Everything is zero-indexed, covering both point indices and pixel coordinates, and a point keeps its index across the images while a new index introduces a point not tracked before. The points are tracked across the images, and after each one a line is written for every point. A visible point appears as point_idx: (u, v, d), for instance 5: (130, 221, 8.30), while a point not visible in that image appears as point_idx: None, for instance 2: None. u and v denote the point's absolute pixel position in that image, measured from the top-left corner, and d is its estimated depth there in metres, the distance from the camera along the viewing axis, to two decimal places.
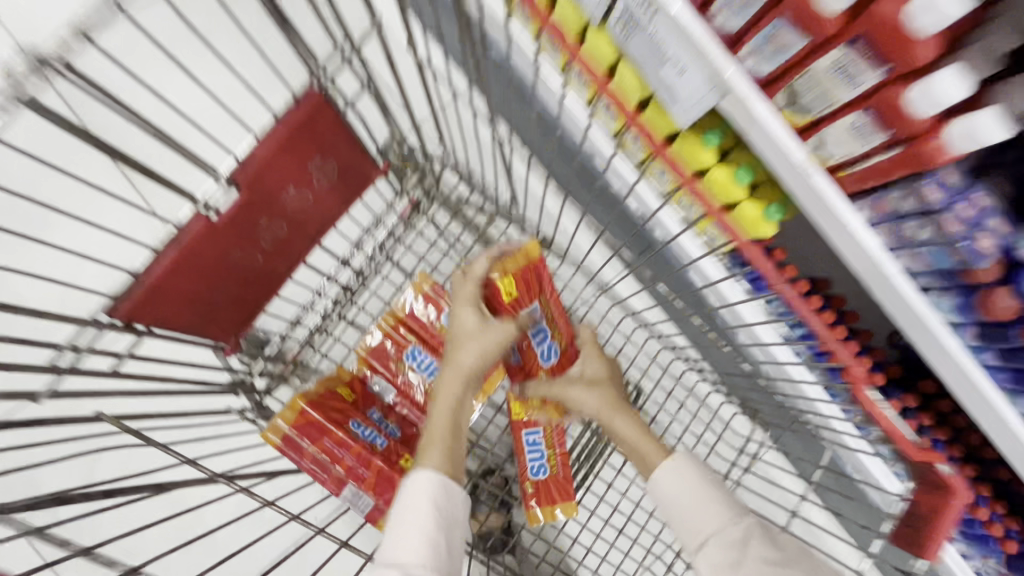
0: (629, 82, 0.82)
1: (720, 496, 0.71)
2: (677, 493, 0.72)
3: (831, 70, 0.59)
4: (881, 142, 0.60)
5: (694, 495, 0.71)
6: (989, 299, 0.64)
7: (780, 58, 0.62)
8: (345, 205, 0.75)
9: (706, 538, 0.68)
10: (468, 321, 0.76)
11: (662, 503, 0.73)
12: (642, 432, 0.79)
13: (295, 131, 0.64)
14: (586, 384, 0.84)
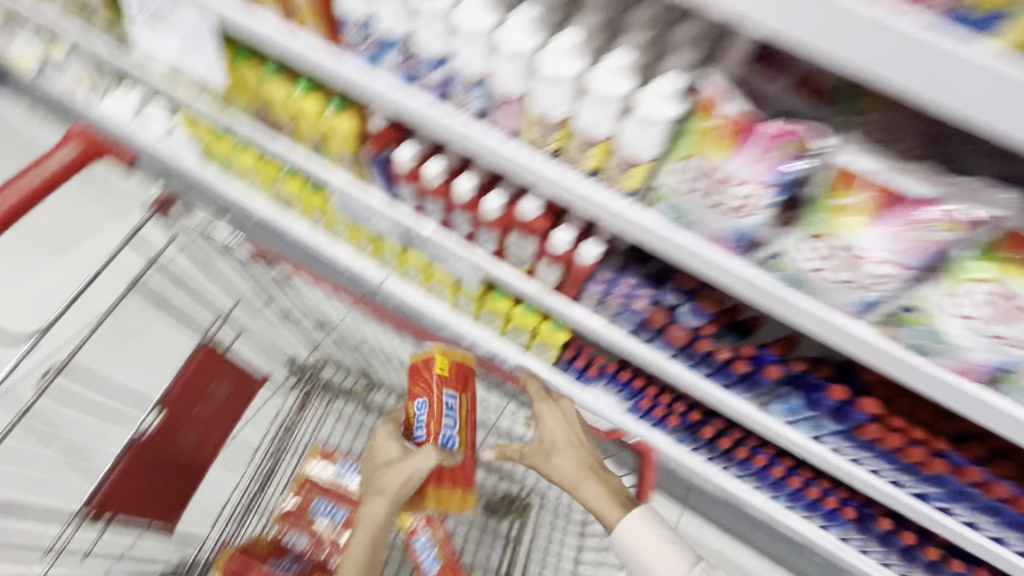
0: (442, 275, 1.31)
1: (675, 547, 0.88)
2: (649, 557, 0.87)
3: (516, 240, 1.01)
4: (559, 269, 1.00)
5: (661, 554, 0.87)
6: (672, 331, 1.01)
7: (493, 241, 1.06)
8: (241, 407, 1.05)
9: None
10: (379, 461, 0.94)
11: (631, 558, 0.88)
12: (613, 491, 0.94)
13: (198, 366, 0.96)
14: (556, 452, 0.99)
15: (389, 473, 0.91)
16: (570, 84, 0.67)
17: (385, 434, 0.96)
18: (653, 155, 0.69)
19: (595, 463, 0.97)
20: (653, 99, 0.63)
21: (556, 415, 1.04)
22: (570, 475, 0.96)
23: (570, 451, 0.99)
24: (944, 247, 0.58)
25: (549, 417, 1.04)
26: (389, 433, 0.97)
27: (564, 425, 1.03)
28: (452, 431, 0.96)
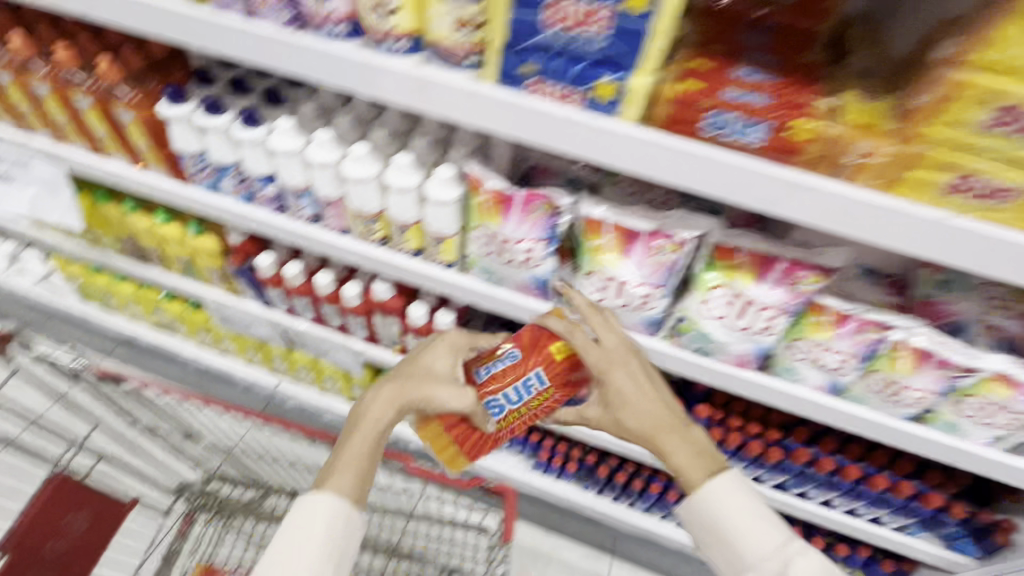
0: (330, 367, 1.35)
1: (768, 527, 0.65)
2: (727, 519, 0.65)
3: (381, 321, 1.10)
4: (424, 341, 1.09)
5: (741, 521, 0.65)
6: None
7: (363, 326, 1.14)
8: (104, 536, 1.10)
9: (749, 561, 0.64)
10: (406, 375, 0.74)
11: (700, 524, 0.68)
12: (700, 452, 0.69)
13: (49, 504, 1.00)
14: (626, 408, 0.71)
15: (372, 413, 0.68)
16: (374, 184, 0.80)
17: (435, 353, 0.78)
18: (454, 229, 0.82)
19: (672, 418, 0.70)
20: (438, 186, 0.77)
21: (614, 362, 0.72)
22: (644, 430, 0.70)
23: (642, 400, 0.71)
24: (676, 265, 0.73)
25: (604, 360, 0.72)
26: (417, 361, 0.76)
27: (638, 382, 0.72)
28: (511, 400, 0.76)
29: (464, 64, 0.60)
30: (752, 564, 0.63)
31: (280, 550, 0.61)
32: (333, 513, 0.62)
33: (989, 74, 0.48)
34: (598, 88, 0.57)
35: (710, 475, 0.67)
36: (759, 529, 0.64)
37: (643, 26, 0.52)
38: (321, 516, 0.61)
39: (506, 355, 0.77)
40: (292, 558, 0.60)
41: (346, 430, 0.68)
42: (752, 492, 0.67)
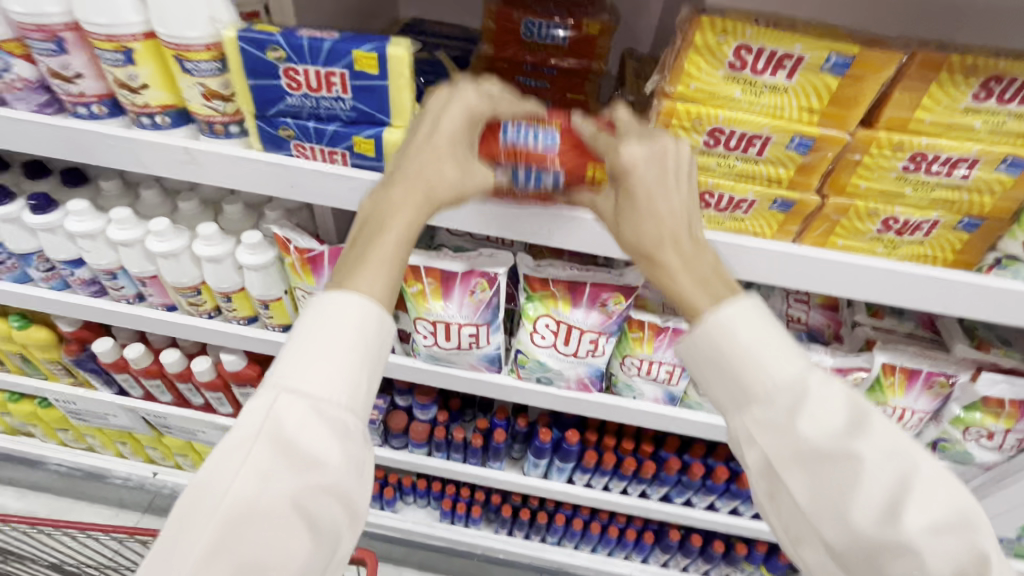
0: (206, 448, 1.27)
1: (785, 355, 0.46)
2: (737, 346, 0.46)
3: (242, 394, 1.05)
4: None
5: (754, 350, 0.46)
6: (413, 428, 1.08)
7: (225, 400, 1.08)
8: None
9: (748, 395, 0.46)
10: (415, 155, 0.52)
11: (699, 351, 0.48)
12: (709, 280, 0.49)
13: None
14: (627, 220, 0.52)
15: (373, 218, 0.50)
16: (185, 256, 0.77)
17: (451, 122, 0.52)
18: (279, 292, 0.80)
19: (698, 245, 0.51)
20: (246, 253, 0.75)
21: (645, 160, 0.51)
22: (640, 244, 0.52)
23: (661, 225, 0.51)
24: (493, 302, 0.74)
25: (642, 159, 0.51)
26: (441, 135, 0.51)
27: (677, 185, 0.51)
28: (518, 178, 0.57)
29: (227, 133, 0.60)
30: (757, 399, 0.46)
31: (291, 358, 0.44)
32: (364, 325, 0.45)
33: (690, 103, 0.53)
34: (357, 144, 0.58)
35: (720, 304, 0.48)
36: (774, 356, 0.45)
37: (382, 85, 0.54)
38: (345, 324, 0.45)
39: (526, 133, 0.55)
40: (311, 364, 0.44)
41: (364, 230, 0.50)
42: (774, 323, 0.47)
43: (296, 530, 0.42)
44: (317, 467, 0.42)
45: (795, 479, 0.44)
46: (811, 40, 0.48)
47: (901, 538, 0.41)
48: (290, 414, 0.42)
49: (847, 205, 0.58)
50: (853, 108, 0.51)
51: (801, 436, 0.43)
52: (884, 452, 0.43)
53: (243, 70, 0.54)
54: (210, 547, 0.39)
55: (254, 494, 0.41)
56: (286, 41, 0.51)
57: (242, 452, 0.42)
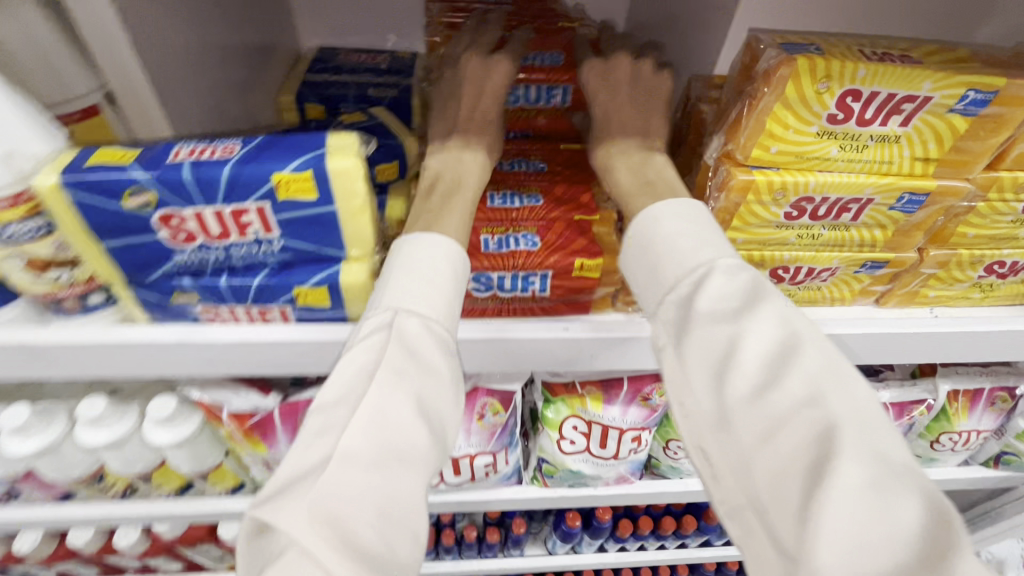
0: None
1: (695, 246, 0.38)
2: (658, 238, 0.39)
3: (190, 555, 0.82)
4: None
5: (666, 244, 0.39)
6: (415, 535, 0.89)
7: (167, 564, 0.84)
8: None
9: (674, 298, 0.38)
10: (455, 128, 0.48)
11: (635, 272, 0.40)
12: (646, 182, 0.44)
13: None
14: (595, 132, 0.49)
15: (437, 188, 0.44)
16: (66, 444, 0.55)
17: (496, 90, 0.48)
18: (217, 457, 0.60)
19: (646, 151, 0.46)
20: (158, 430, 0.54)
21: (601, 73, 0.49)
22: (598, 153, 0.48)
23: (624, 134, 0.47)
24: (510, 425, 0.58)
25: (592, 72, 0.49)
26: (491, 99, 0.48)
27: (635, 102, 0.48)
28: (530, 100, 0.52)
29: (86, 306, 0.38)
30: (665, 292, 0.38)
31: (398, 261, 0.38)
32: (456, 250, 0.39)
33: (770, 170, 0.38)
34: (300, 294, 0.38)
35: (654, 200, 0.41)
36: (684, 245, 0.38)
37: (327, 212, 0.35)
38: (445, 241, 0.39)
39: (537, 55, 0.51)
40: (416, 272, 0.38)
41: (430, 194, 0.44)
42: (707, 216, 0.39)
43: (420, 436, 0.34)
44: (436, 374, 0.36)
45: (686, 370, 0.36)
46: (943, 75, 0.34)
47: (771, 409, 0.32)
48: (406, 322, 0.36)
49: (950, 258, 0.46)
50: (980, 152, 0.38)
51: (692, 315, 0.36)
52: (773, 332, 0.34)
53: (88, 228, 0.33)
54: (360, 429, 0.32)
55: (390, 393, 0.33)
56: (152, 176, 0.31)
57: (363, 346, 0.35)
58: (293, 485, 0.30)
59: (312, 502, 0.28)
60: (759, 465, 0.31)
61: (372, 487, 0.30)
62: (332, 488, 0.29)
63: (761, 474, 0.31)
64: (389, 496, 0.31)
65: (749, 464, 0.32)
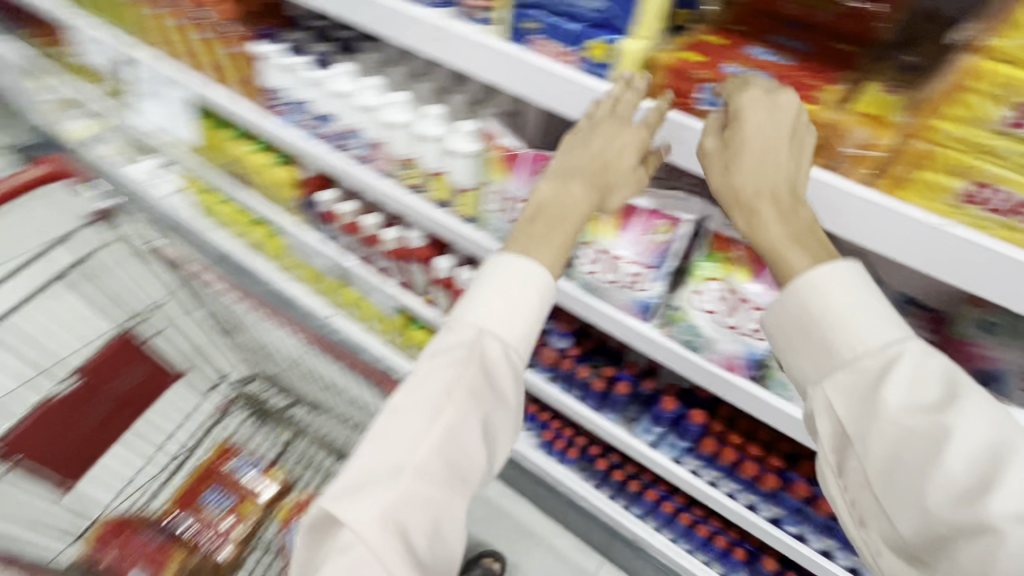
0: (372, 311, 1.45)
1: (848, 319, 0.48)
2: (824, 307, 0.48)
3: (414, 271, 1.18)
4: (448, 294, 1.14)
5: (834, 314, 0.48)
6: (544, 350, 1.12)
7: (399, 270, 1.23)
8: None
9: (842, 357, 0.48)
10: (580, 167, 0.62)
11: (785, 327, 0.52)
12: (804, 232, 0.51)
13: None
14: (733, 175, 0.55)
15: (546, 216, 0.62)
16: (403, 129, 0.88)
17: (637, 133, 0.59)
18: (473, 181, 0.86)
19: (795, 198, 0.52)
20: (462, 137, 0.83)
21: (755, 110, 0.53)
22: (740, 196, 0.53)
23: (775, 176, 0.52)
24: (668, 244, 0.75)
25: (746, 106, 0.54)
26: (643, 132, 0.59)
27: (783, 144, 0.52)
28: None
29: (479, 20, 0.67)
30: (841, 362, 0.48)
31: (484, 303, 0.58)
32: (547, 285, 0.59)
33: (1007, 65, 0.42)
34: (586, 47, 0.60)
35: (814, 262, 0.50)
36: (869, 315, 0.47)
37: None
38: (536, 271, 0.59)
39: None
40: (509, 299, 0.59)
41: (543, 212, 0.62)
42: (870, 288, 0.48)
43: (476, 447, 0.58)
44: (499, 392, 0.59)
45: (876, 463, 0.46)
46: None
47: (983, 521, 0.40)
48: (490, 351, 0.58)
49: None
50: None
51: (885, 405, 0.45)
52: (981, 428, 0.42)
53: None
54: (427, 453, 0.55)
55: (463, 405, 0.57)
56: None
57: (444, 369, 0.57)
58: (368, 484, 0.52)
59: (384, 503, 0.51)
60: (962, 571, 0.41)
61: (430, 483, 0.54)
62: (402, 494, 0.52)
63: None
64: (450, 479, 0.56)
65: (951, 559, 0.42)
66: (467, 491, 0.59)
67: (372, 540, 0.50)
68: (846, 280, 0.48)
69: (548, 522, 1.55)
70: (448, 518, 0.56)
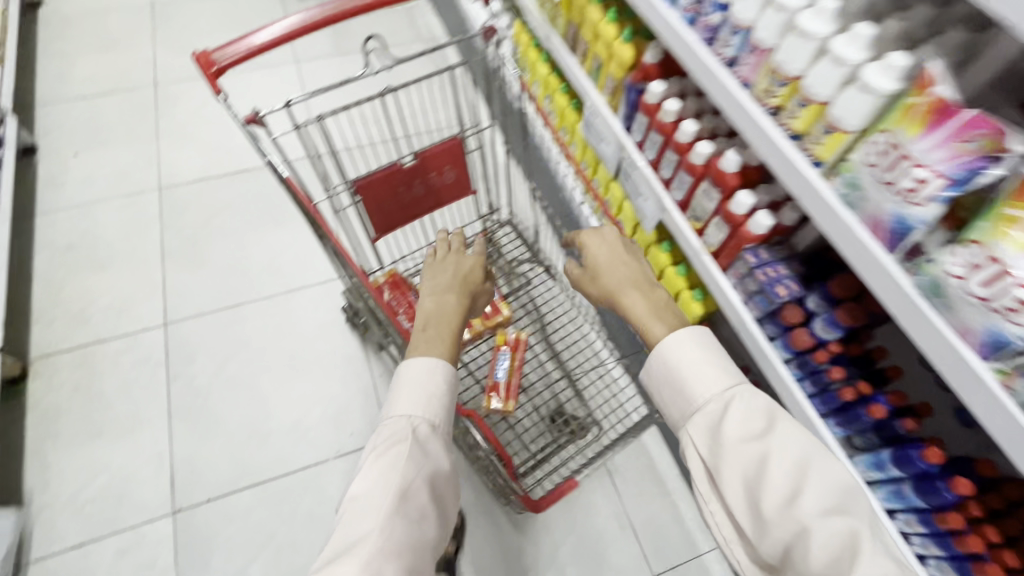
0: (627, 216, 1.45)
1: (696, 375, 0.90)
2: (677, 367, 0.92)
3: (703, 193, 1.14)
4: (726, 230, 1.10)
5: (688, 370, 0.91)
6: (797, 335, 1.02)
7: (684, 188, 1.19)
8: None
9: (695, 394, 0.90)
10: (445, 282, 1.20)
11: (662, 388, 0.96)
12: (661, 309, 1.02)
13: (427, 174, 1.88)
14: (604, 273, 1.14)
15: (437, 318, 1.11)
16: (815, 43, 0.79)
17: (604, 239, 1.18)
18: (857, 125, 0.76)
19: (650, 285, 1.09)
20: (885, 75, 0.72)
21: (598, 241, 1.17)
22: (615, 287, 1.10)
23: (625, 272, 1.11)
24: None
25: (591, 238, 1.19)
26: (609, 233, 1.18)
27: (629, 258, 1.15)
28: None
29: None
30: (699, 406, 0.89)
31: (406, 401, 0.98)
32: (444, 366, 1.01)
33: None
34: None
35: (665, 331, 0.98)
36: (710, 379, 0.89)
37: None
38: (434, 361, 1.02)
39: None
40: (427, 391, 1.00)
41: (429, 325, 1.10)
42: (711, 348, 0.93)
43: (426, 495, 0.93)
44: (432, 456, 0.96)
45: (734, 481, 0.81)
46: None
47: (798, 510, 0.74)
48: (419, 430, 0.96)
49: None
50: None
51: (729, 438, 0.83)
52: (788, 449, 0.79)
53: None
54: (388, 517, 0.86)
55: (410, 472, 0.92)
56: None
57: (390, 451, 0.93)
58: (347, 554, 0.82)
59: (364, 555, 0.81)
60: (798, 552, 0.73)
61: (398, 534, 0.85)
62: (377, 547, 0.82)
63: (795, 562, 0.74)
64: (416, 533, 0.89)
65: (789, 546, 0.75)
66: (424, 544, 0.90)
67: None
68: (691, 345, 0.93)
69: (681, 484, 1.54)
70: (414, 563, 0.86)
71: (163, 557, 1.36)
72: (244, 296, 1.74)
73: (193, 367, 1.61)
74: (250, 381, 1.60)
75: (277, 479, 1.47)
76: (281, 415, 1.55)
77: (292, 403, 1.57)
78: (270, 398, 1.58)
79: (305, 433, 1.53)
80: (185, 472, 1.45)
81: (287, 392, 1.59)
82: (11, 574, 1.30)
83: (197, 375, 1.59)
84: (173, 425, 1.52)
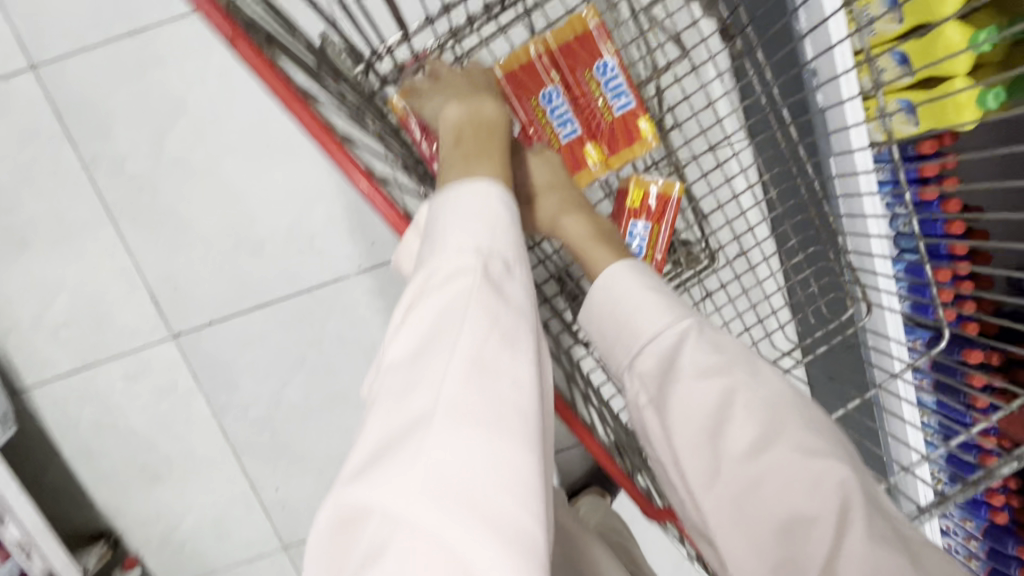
0: None
1: (630, 319, 0.58)
2: (607, 313, 0.60)
3: None
4: None
5: (625, 311, 0.58)
6: None
7: None
8: None
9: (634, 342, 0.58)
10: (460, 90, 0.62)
11: (603, 326, 0.60)
12: (603, 235, 0.63)
13: None
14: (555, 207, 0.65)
15: (477, 124, 0.58)
16: None
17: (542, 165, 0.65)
18: None
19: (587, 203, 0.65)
20: None
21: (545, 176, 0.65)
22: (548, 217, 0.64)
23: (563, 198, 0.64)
24: None
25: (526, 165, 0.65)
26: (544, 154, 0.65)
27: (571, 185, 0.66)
28: None
29: None
30: (638, 346, 0.58)
31: (458, 225, 0.50)
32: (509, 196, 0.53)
33: None
34: None
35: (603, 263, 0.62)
36: (652, 303, 0.57)
37: None
38: (491, 182, 0.53)
39: None
40: (488, 221, 0.50)
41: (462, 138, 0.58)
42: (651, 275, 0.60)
43: (518, 362, 0.46)
44: (519, 313, 0.48)
45: (680, 424, 0.55)
46: None
47: (769, 456, 0.52)
48: (491, 266, 0.49)
49: None
50: None
51: (681, 371, 0.55)
52: (764, 388, 0.54)
53: None
54: (456, 390, 0.44)
55: (485, 329, 0.46)
56: None
57: (443, 284, 0.48)
58: (381, 455, 0.43)
59: (412, 463, 0.41)
60: (761, 506, 0.51)
61: (473, 433, 0.42)
62: (433, 449, 0.41)
63: (752, 520, 0.52)
64: (506, 418, 0.43)
65: (746, 505, 0.52)
66: (528, 429, 0.43)
67: (410, 521, 0.40)
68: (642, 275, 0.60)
69: None
70: (515, 473, 0.41)
71: (182, 380, 1.17)
72: (148, 16, 1.02)
73: (114, 144, 1.06)
74: (208, 166, 1.09)
75: (291, 298, 1.15)
76: (269, 216, 1.11)
77: (279, 198, 1.11)
78: (246, 191, 1.10)
79: (310, 241, 1.13)
80: (167, 291, 1.12)
81: (268, 183, 1.10)
82: (15, 399, 1.14)
83: (126, 156, 1.07)
84: (123, 230, 1.10)
